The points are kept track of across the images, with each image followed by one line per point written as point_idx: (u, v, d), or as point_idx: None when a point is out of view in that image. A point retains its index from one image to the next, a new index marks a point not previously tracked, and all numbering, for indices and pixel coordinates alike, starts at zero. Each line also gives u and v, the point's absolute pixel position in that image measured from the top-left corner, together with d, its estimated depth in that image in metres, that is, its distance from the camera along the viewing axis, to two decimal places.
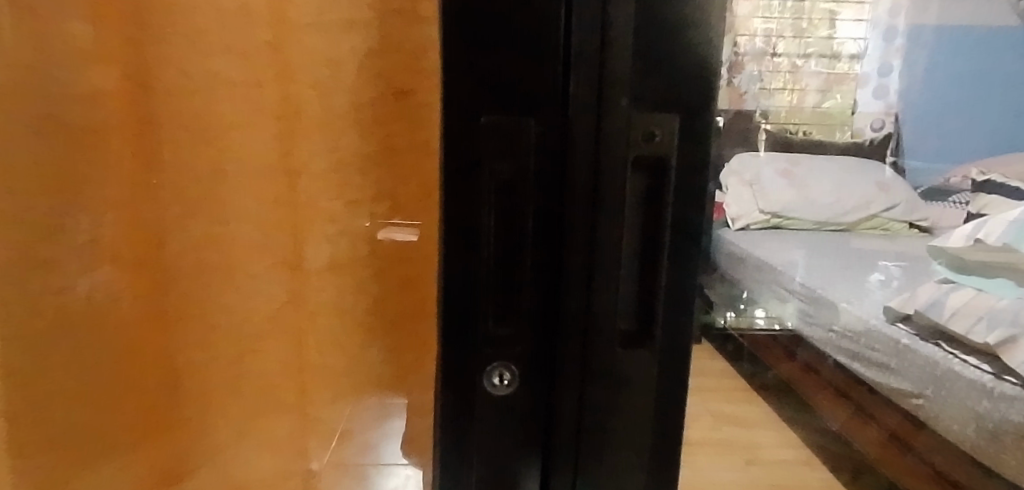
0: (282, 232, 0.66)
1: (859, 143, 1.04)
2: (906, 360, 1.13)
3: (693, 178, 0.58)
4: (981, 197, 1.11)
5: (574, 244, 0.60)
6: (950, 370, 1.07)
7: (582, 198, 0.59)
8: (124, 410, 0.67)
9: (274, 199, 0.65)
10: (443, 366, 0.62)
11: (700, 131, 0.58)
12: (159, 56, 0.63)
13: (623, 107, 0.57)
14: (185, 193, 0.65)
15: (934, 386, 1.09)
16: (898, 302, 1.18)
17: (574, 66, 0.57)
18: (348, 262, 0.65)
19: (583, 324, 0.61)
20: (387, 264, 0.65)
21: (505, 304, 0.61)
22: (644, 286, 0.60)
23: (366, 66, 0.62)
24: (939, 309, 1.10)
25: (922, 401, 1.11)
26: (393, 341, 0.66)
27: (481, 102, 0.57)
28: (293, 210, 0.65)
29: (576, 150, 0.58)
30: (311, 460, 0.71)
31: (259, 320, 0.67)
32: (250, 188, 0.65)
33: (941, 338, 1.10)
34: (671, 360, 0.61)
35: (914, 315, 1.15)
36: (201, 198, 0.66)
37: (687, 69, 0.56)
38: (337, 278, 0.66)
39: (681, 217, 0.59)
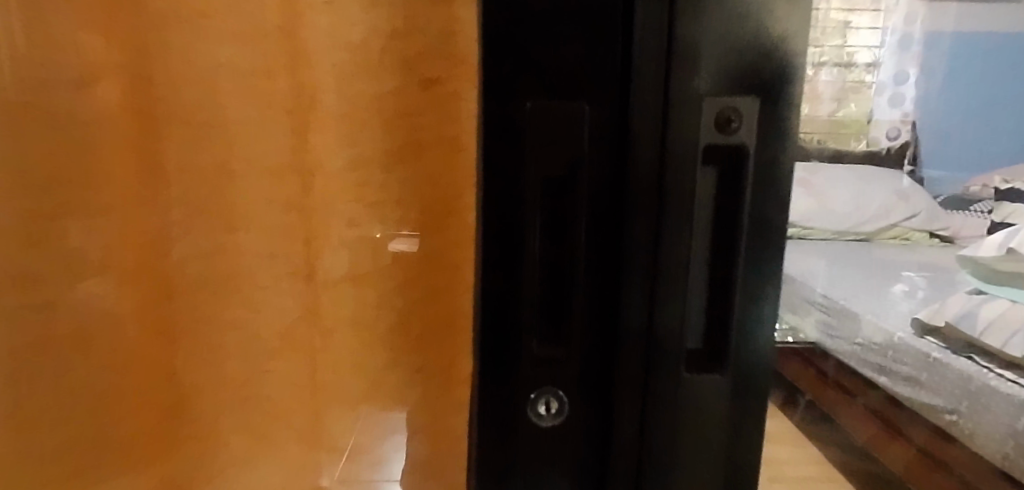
0: (294, 241, 0.56)
1: (875, 152, 0.80)
2: (939, 374, 1.00)
3: (773, 171, 0.50)
4: (1006, 205, 0.95)
5: (635, 252, 0.51)
6: (985, 386, 0.98)
7: (646, 200, 0.50)
8: (122, 427, 0.59)
9: (285, 205, 0.56)
10: (483, 391, 0.55)
11: (786, 117, 0.49)
12: (160, 42, 0.54)
13: (694, 88, 0.48)
14: (183, 196, 0.56)
15: (969, 401, 0.97)
16: (926, 313, 1.06)
17: (639, 44, 0.48)
18: (369, 273, 0.56)
19: (645, 348, 0.52)
20: (414, 277, 0.56)
21: (555, 322, 0.53)
22: (716, 302, 0.52)
23: (391, 48, 0.53)
24: (972, 320, 1.02)
25: (955, 417, 0.94)
26: (421, 363, 0.57)
27: (530, 88, 0.50)
28: (308, 216, 0.56)
29: (638, 142, 0.49)
30: (321, 478, 0.60)
31: (269, 340, 0.58)
32: (258, 191, 0.56)
33: (974, 352, 1.04)
34: (745, 383, 0.53)
35: (945, 327, 1.06)
36: (205, 203, 0.56)
37: (768, 43, 0.48)
38: (357, 292, 0.57)
39: (761, 218, 0.51)
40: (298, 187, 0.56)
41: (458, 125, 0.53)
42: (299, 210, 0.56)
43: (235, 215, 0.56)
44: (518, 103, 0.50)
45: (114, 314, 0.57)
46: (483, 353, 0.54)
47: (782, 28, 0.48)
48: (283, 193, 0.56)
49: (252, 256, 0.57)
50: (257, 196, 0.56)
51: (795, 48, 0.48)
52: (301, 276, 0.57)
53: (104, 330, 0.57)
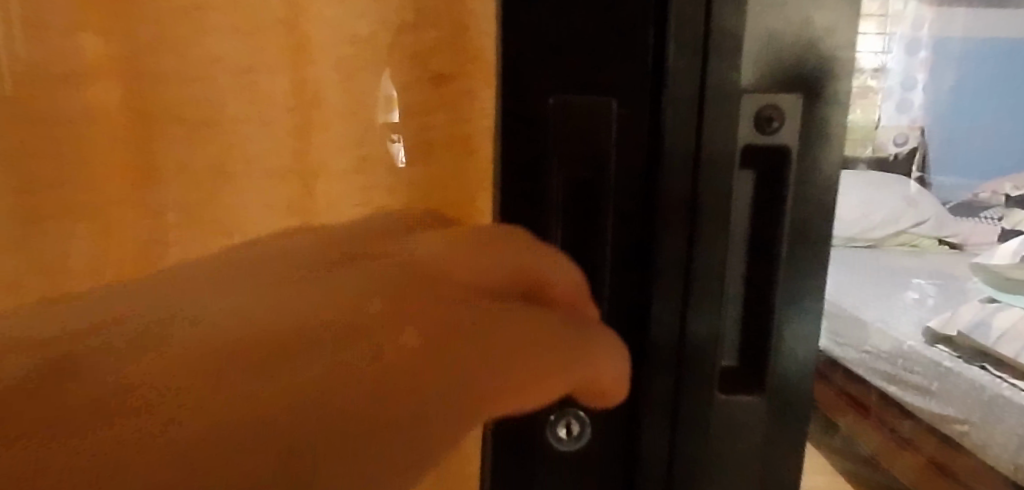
0: (399, 276, 0.40)
1: (881, 159, 0.73)
2: (948, 383, 1.16)
3: (817, 173, 0.46)
4: (1017, 213, 1.21)
5: (665, 261, 0.46)
6: (999, 395, 1.09)
7: (679, 204, 0.45)
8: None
9: (473, 250, 0.44)
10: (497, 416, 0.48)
11: (831, 117, 0.45)
12: (151, 37, 0.52)
13: (733, 81, 0.44)
14: (299, 251, 0.47)
15: (982, 412, 1.10)
16: (938, 322, 1.25)
17: (675, 32, 0.43)
18: (472, 314, 0.38)
19: (675, 366, 0.48)
20: (538, 314, 0.40)
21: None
22: (752, 318, 0.48)
23: (401, 45, 0.49)
24: (986, 329, 1.16)
25: (967, 427, 1.10)
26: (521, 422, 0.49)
27: (551, 82, 0.46)
28: (448, 255, 0.44)
29: (671, 140, 0.44)
30: None
31: (259, 388, 0.31)
32: (423, 240, 0.45)
33: (986, 360, 1.16)
34: (784, 403, 0.49)
35: (958, 336, 1.21)
36: (323, 242, 0.47)
37: (815, 34, 0.43)
38: (444, 348, 0.36)
39: (802, 227, 0.46)
40: (435, 234, 0.46)
41: (471, 125, 0.49)
42: (443, 252, 0.44)
43: (423, 260, 0.43)
44: (537, 98, 0.46)
45: (76, 317, 0.42)
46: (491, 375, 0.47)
47: (831, 17, 0.43)
48: (438, 243, 0.45)
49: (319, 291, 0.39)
50: (421, 245, 0.45)
51: (844, 37, 0.44)
52: (363, 315, 0.36)
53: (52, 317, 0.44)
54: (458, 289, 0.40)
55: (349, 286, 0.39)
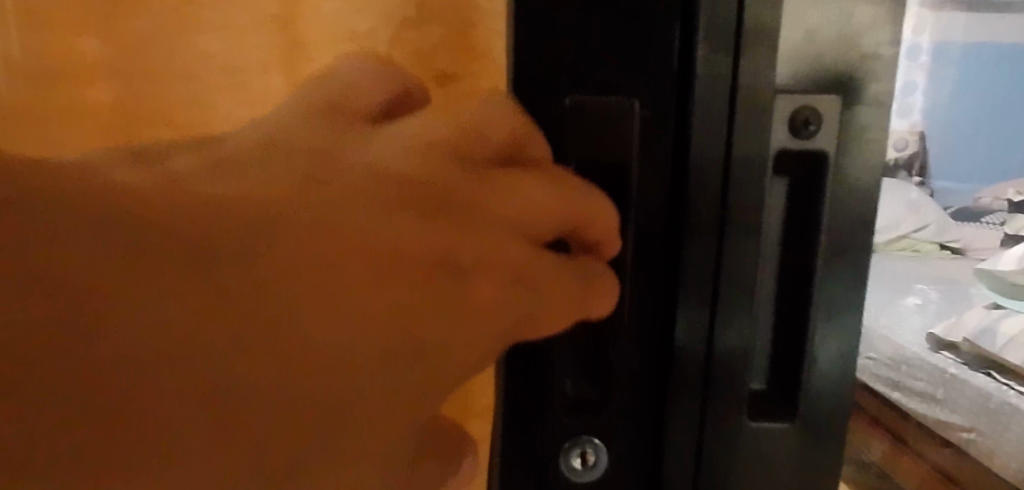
0: (441, 253, 0.42)
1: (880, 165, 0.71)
2: (953, 389, 1.18)
3: (856, 182, 0.42)
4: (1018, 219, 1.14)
5: (692, 273, 0.43)
6: (1005, 403, 1.15)
7: (709, 212, 0.42)
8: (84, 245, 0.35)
9: (548, 195, 0.43)
10: (507, 431, 0.47)
11: (874, 120, 0.41)
12: (143, 30, 0.49)
13: (766, 81, 0.40)
14: (420, 161, 0.42)
15: (987, 419, 1.15)
16: (942, 329, 1.23)
17: (704, 27, 0.40)
18: (497, 287, 0.43)
19: (702, 386, 0.44)
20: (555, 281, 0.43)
21: (588, 359, 0.46)
22: (783, 335, 0.44)
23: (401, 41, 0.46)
24: (991, 337, 1.16)
25: (972, 435, 1.11)
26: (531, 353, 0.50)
27: (568, 82, 0.42)
28: (527, 198, 0.43)
29: (699, 143, 0.41)
30: None
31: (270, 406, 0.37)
32: (522, 181, 0.43)
33: (991, 367, 1.21)
34: (820, 432, 0.45)
35: (962, 343, 1.24)
36: (425, 178, 0.42)
37: (854, 30, 0.39)
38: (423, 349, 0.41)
39: (842, 239, 0.43)
40: (523, 179, 0.43)
41: None
42: (527, 205, 0.43)
43: (491, 207, 0.43)
44: (554, 100, 0.42)
45: (121, 175, 0.39)
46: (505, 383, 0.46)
47: (875, 11, 0.39)
48: (530, 180, 0.43)
49: (366, 222, 0.40)
50: (507, 187, 0.43)
51: (886, 34, 0.40)
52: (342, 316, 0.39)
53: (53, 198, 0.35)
54: (495, 260, 0.42)
55: (367, 283, 0.40)
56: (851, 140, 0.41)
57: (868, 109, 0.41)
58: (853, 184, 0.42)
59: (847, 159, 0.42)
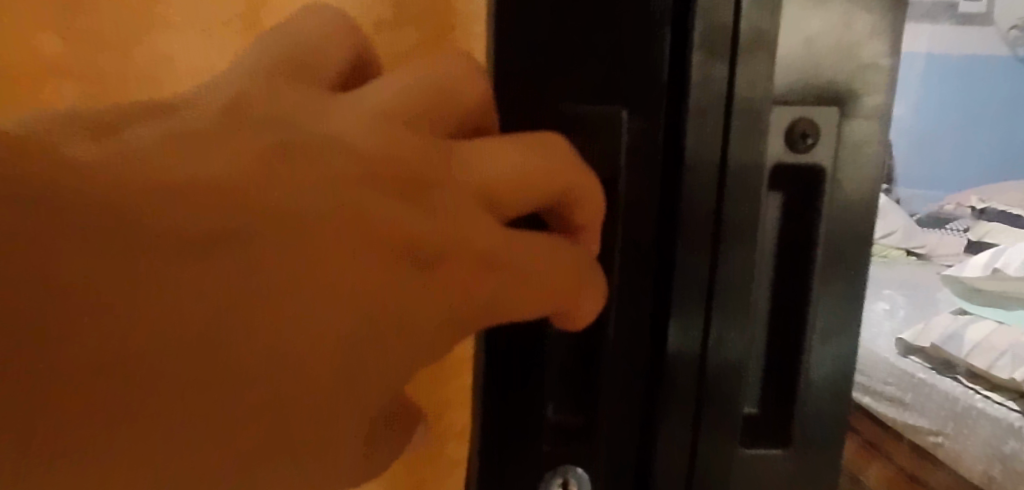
0: (431, 229, 0.31)
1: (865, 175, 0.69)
2: (921, 394, 1.17)
3: (855, 197, 0.40)
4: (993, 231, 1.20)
5: (685, 294, 0.40)
6: (971, 407, 1.08)
7: (701, 227, 0.39)
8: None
9: (534, 159, 0.37)
10: (486, 453, 0.46)
11: (873, 133, 0.39)
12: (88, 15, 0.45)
13: (764, 91, 0.38)
14: (374, 129, 0.31)
15: (954, 422, 1.10)
16: (909, 335, 1.24)
17: (700, 34, 0.38)
18: (469, 283, 0.33)
19: (693, 413, 0.42)
20: (565, 279, 0.38)
21: (574, 386, 0.45)
22: (778, 358, 0.42)
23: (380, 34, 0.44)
24: (958, 342, 1.17)
25: (940, 438, 1.12)
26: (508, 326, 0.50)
27: (564, 92, 0.41)
28: (514, 171, 0.36)
29: (693, 157, 0.39)
30: None
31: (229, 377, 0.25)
32: (507, 146, 0.37)
33: (959, 372, 1.17)
34: (815, 458, 0.43)
35: (929, 348, 1.22)
36: (386, 150, 0.31)
37: (852, 40, 0.38)
38: (426, 327, 0.31)
39: (840, 258, 0.41)
40: (502, 146, 0.37)
41: None
42: (513, 177, 0.36)
43: (469, 182, 0.34)
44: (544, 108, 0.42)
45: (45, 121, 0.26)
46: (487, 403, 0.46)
47: (875, 20, 0.38)
48: (511, 153, 0.37)
49: (345, 181, 0.29)
50: (484, 157, 0.35)
51: (884, 44, 0.38)
52: (337, 234, 0.28)
53: (44, 211, 0.22)
54: (482, 239, 0.34)
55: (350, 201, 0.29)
56: (846, 154, 0.40)
57: (864, 123, 0.39)
58: (851, 200, 0.40)
59: (844, 173, 0.40)
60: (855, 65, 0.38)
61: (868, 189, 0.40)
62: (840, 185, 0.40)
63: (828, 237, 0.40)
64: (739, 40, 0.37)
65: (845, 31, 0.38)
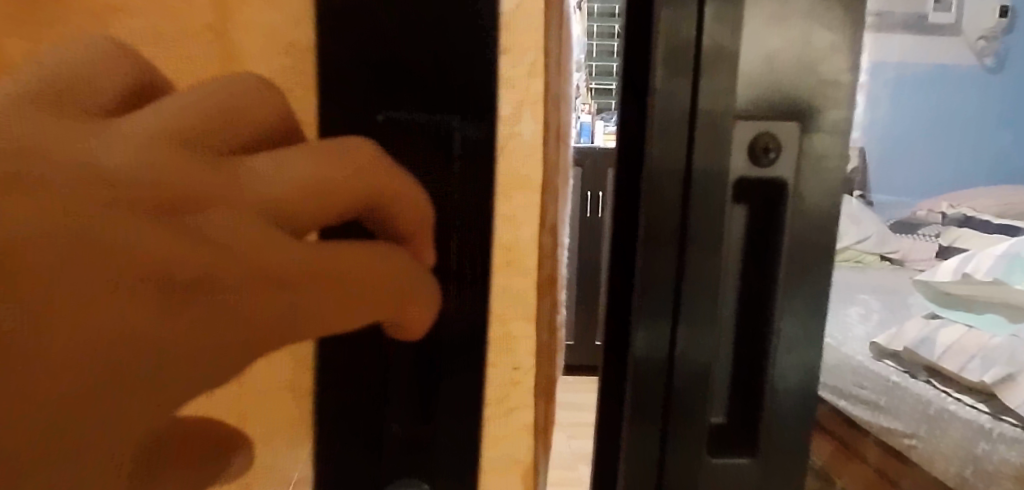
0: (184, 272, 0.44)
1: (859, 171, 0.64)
2: (895, 397, 1.21)
3: (815, 210, 0.41)
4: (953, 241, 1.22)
5: (651, 304, 0.41)
6: (944, 410, 1.16)
7: (666, 241, 0.40)
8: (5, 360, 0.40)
9: (304, 160, 0.46)
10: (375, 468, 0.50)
11: (834, 147, 0.40)
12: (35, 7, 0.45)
13: (725, 108, 0.39)
14: (144, 152, 0.44)
15: (927, 425, 1.16)
16: (886, 339, 1.21)
17: (662, 53, 0.38)
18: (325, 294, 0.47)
19: (659, 422, 0.42)
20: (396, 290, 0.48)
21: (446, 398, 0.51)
22: (744, 367, 0.43)
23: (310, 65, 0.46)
24: (930, 345, 1.21)
25: (914, 441, 1.15)
26: (474, 340, 0.50)
27: (472, 109, 0.47)
28: (296, 178, 0.46)
29: (657, 171, 0.40)
30: None
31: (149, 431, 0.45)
32: (274, 159, 0.46)
33: (931, 374, 1.22)
34: (783, 469, 0.43)
35: (903, 352, 1.25)
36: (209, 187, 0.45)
37: (810, 59, 0.39)
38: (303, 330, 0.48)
39: (802, 270, 0.41)
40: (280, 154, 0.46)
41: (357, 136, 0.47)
42: (290, 182, 0.46)
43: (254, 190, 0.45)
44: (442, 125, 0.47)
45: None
46: (342, 395, 0.50)
47: (834, 37, 0.38)
48: (303, 158, 0.46)
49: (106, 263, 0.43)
50: (266, 163, 0.46)
51: (841, 63, 0.39)
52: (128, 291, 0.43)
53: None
54: (285, 252, 0.46)
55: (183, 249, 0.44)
56: (809, 167, 0.40)
57: (824, 138, 0.40)
58: (812, 214, 0.41)
59: (806, 186, 0.40)
60: (814, 82, 0.39)
61: (831, 203, 0.41)
62: (801, 199, 0.40)
63: (790, 251, 0.41)
64: (701, 59, 0.38)
65: (803, 51, 0.38)
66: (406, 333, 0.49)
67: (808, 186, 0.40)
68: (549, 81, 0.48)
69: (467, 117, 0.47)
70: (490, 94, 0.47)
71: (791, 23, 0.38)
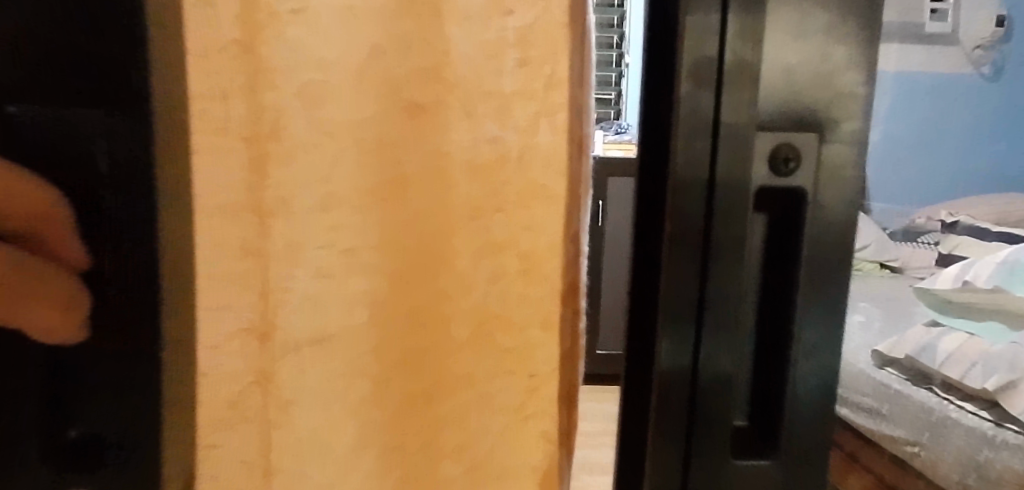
0: None
1: None
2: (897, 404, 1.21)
3: (833, 218, 0.42)
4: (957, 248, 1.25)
5: (676, 308, 0.42)
6: (946, 417, 1.17)
7: (690, 249, 0.41)
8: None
9: None
10: (407, 460, 0.54)
11: (851, 157, 0.41)
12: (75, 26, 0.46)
13: (746, 119, 0.40)
14: None
15: (930, 432, 1.17)
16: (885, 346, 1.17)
17: (687, 66, 0.39)
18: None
19: (684, 426, 0.43)
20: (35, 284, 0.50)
21: (467, 402, 0.53)
22: (764, 371, 0.44)
23: (102, 76, 0.48)
24: (932, 353, 1.22)
25: (918, 449, 1.18)
26: (492, 347, 0.52)
27: (492, 126, 0.49)
28: None
29: (681, 180, 0.40)
30: None
31: None
32: None
33: (933, 383, 1.23)
34: (804, 472, 0.44)
35: (904, 358, 1.24)
36: None
37: (828, 74, 0.40)
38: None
39: (822, 277, 0.42)
40: None
41: (283, 143, 0.48)
42: None
43: None
44: (463, 138, 0.49)
45: None
46: (369, 398, 0.52)
47: (851, 52, 0.40)
48: None
49: None
50: None
51: (859, 77, 0.40)
52: None
53: None
54: None
55: None
56: (827, 178, 0.41)
57: (841, 151, 0.41)
58: (831, 222, 0.42)
59: (826, 196, 0.41)
60: (831, 96, 0.40)
61: (847, 213, 0.42)
62: (821, 209, 0.41)
63: (810, 258, 0.42)
64: (722, 73, 0.39)
65: (823, 67, 0.40)
66: (52, 334, 0.51)
67: (827, 197, 0.41)
68: (572, 92, 0.48)
69: (486, 129, 0.49)
70: (506, 105, 0.49)
71: (810, 40, 0.39)
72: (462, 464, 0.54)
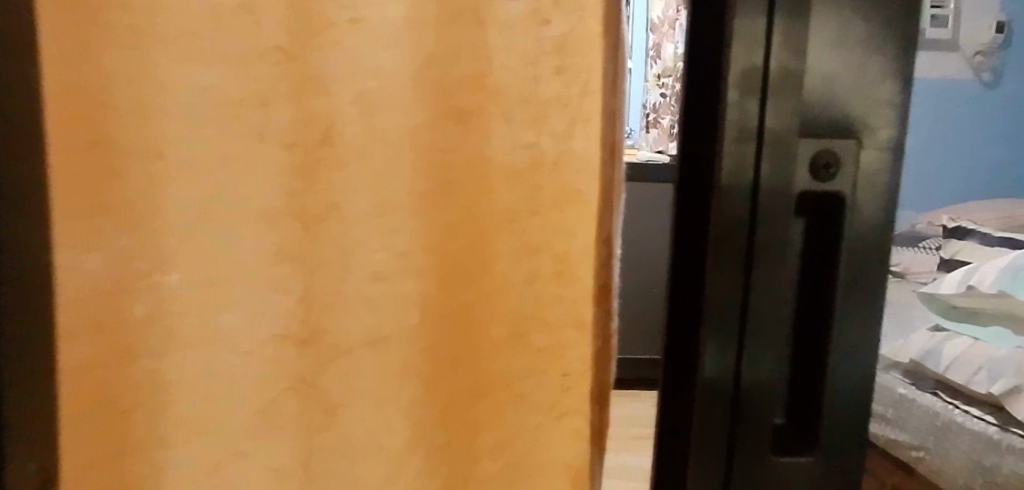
0: None
1: None
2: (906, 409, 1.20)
3: (869, 222, 0.43)
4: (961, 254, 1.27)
5: (720, 309, 0.43)
6: (953, 421, 1.19)
7: (734, 252, 0.43)
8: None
9: None
10: (444, 459, 0.55)
11: (888, 164, 0.43)
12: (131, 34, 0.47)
13: (789, 127, 0.41)
14: None
15: (935, 437, 1.19)
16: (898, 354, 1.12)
17: (735, 75, 0.41)
18: None
19: (726, 423, 0.45)
20: None
21: (504, 403, 0.54)
22: (803, 371, 0.45)
23: None
24: (938, 357, 1.24)
25: (921, 453, 1.17)
26: (529, 348, 0.53)
27: (533, 133, 0.50)
28: None
29: (727, 186, 0.42)
30: None
31: None
32: None
33: (941, 389, 1.25)
34: (841, 468, 0.46)
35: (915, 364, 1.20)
36: None
37: (867, 83, 0.42)
38: None
39: (860, 278, 0.44)
40: None
41: (330, 150, 0.50)
42: None
43: None
44: (504, 144, 0.51)
45: None
46: (409, 399, 0.54)
47: (888, 63, 0.42)
48: None
49: None
50: None
51: (895, 87, 0.42)
52: None
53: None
54: None
55: None
56: (864, 183, 0.43)
57: (878, 156, 0.43)
58: (867, 225, 0.43)
59: (863, 200, 0.43)
60: (868, 105, 0.42)
61: (884, 217, 0.43)
62: (858, 212, 0.43)
63: (847, 260, 0.43)
64: (767, 82, 0.41)
65: (862, 77, 0.41)
66: None
67: (864, 201, 0.43)
68: (606, 99, 0.50)
69: (527, 135, 0.50)
70: (546, 112, 0.50)
71: (850, 51, 0.41)
72: (497, 462, 0.55)
